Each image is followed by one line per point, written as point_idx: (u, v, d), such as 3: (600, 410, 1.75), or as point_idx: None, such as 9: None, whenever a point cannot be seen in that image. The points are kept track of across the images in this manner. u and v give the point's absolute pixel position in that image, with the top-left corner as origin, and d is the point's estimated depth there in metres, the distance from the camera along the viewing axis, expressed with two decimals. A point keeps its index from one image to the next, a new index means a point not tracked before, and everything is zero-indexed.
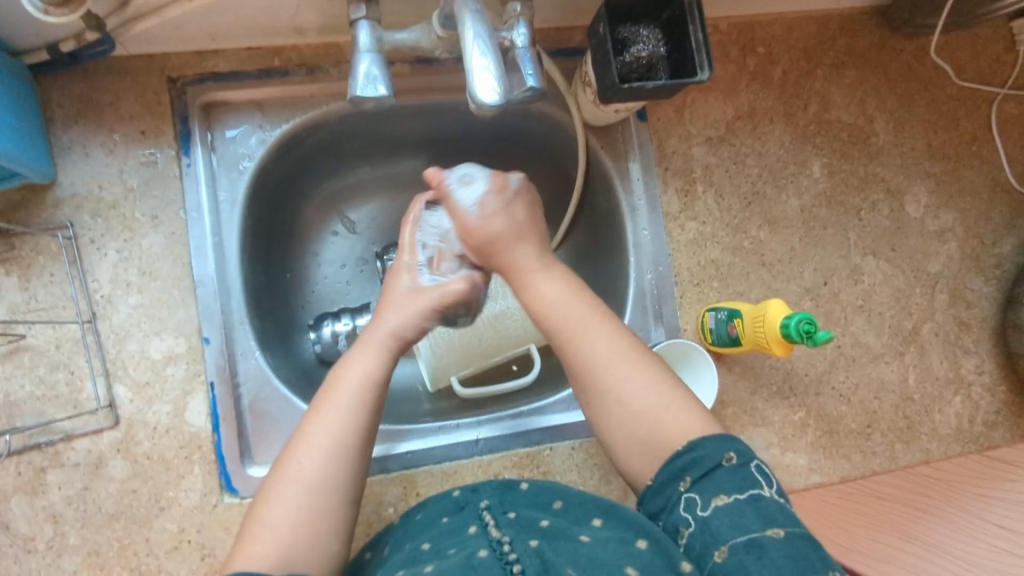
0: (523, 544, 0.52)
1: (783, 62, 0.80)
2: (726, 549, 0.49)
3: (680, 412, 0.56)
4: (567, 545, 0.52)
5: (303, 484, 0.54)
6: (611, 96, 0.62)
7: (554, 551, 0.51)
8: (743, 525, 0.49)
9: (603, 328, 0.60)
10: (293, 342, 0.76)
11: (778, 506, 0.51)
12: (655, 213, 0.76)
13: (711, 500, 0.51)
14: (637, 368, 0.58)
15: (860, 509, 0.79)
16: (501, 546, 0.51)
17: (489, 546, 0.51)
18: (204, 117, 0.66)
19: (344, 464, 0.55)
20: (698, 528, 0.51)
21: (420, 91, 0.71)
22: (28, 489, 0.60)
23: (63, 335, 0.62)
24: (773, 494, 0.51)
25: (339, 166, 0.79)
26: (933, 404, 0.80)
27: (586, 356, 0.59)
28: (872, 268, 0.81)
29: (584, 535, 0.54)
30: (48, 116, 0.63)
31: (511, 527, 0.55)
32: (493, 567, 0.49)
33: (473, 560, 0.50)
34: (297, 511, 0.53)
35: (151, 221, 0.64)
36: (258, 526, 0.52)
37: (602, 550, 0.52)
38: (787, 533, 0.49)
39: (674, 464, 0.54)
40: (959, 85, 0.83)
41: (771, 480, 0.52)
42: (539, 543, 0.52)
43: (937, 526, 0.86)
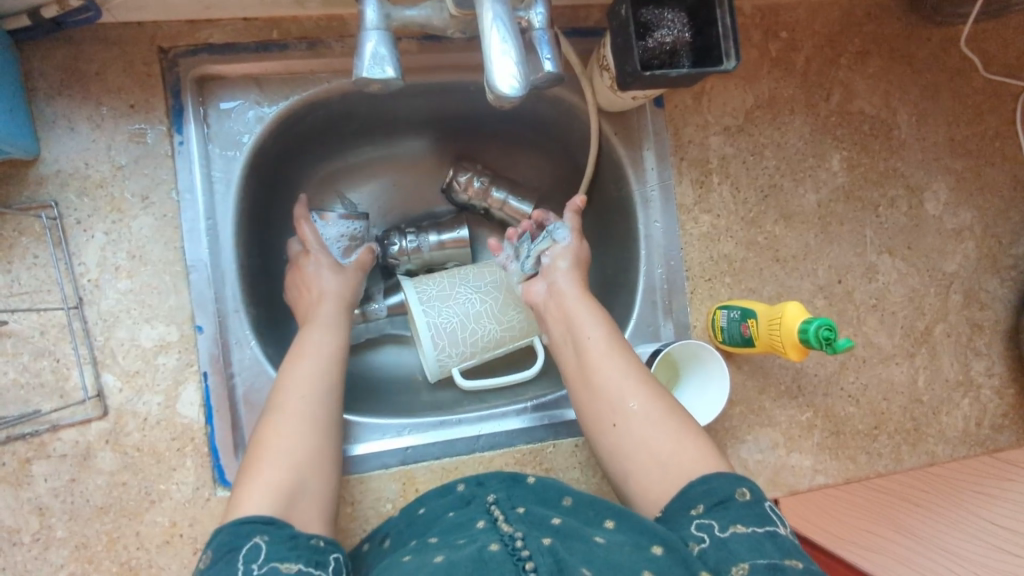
0: (536, 542, 0.49)
1: (807, 49, 0.76)
2: (745, 567, 0.48)
3: (692, 439, 0.56)
4: (581, 546, 0.49)
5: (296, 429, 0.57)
6: (631, 82, 0.58)
7: (567, 550, 0.49)
8: (762, 548, 0.48)
9: (623, 357, 0.60)
10: (289, 328, 0.73)
11: (793, 543, 0.50)
12: (668, 204, 0.73)
13: (730, 525, 0.50)
14: (652, 394, 0.59)
15: (858, 501, 0.74)
16: (514, 541, 0.49)
17: (500, 541, 0.49)
18: (197, 91, 0.63)
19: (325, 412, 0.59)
20: (714, 546, 0.49)
21: (427, 70, 0.67)
22: (12, 481, 0.58)
23: (47, 321, 0.59)
24: (787, 532, 0.51)
25: (338, 145, 0.76)
26: (941, 406, 0.79)
27: (608, 387, 0.59)
28: (888, 267, 0.78)
29: (599, 536, 0.51)
30: (31, 86, 0.59)
31: (522, 524, 0.52)
32: (504, 562, 0.46)
33: (484, 553, 0.47)
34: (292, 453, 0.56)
35: (142, 202, 0.61)
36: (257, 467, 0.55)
37: (618, 553, 0.49)
38: (804, 564, 0.48)
39: (688, 492, 0.53)
40: (985, 78, 0.80)
41: (785, 520, 0.52)
42: (552, 540, 0.49)
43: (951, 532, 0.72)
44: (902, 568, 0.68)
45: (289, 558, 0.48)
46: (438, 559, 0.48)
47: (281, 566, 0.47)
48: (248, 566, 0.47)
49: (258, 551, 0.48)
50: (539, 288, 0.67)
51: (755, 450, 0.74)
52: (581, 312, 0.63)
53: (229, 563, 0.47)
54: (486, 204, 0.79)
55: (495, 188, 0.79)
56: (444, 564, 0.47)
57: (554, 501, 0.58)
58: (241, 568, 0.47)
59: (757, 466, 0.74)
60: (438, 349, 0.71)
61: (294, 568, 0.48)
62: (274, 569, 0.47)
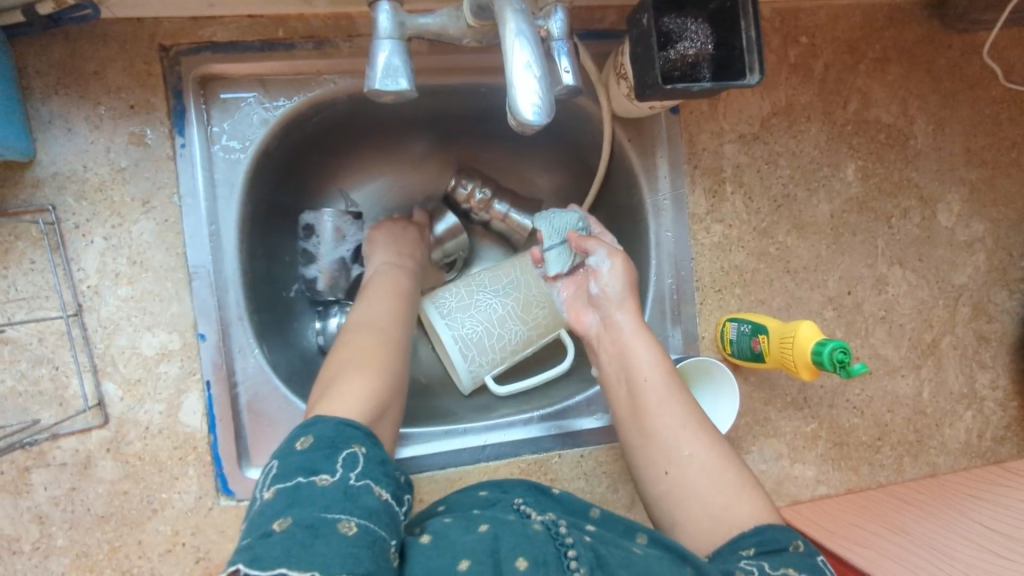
0: (578, 533, 0.50)
1: (826, 55, 0.74)
2: None
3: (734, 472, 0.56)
4: (619, 550, 0.50)
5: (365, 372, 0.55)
6: (650, 94, 0.56)
7: (607, 550, 0.49)
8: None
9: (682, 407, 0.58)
10: (292, 331, 0.72)
11: None
12: (680, 212, 0.72)
13: (781, 567, 0.49)
14: (709, 444, 0.57)
15: (854, 506, 0.73)
16: (558, 526, 0.50)
17: (543, 523, 0.51)
18: (199, 91, 0.61)
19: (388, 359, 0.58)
20: None
21: (437, 71, 0.65)
22: (12, 489, 0.57)
23: (46, 329, 0.58)
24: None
25: (343, 142, 0.74)
26: (944, 418, 0.79)
27: (667, 434, 0.58)
28: (898, 278, 0.78)
29: (635, 548, 0.51)
30: (25, 84, 0.57)
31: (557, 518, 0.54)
32: (547, 543, 0.48)
33: (529, 531, 0.49)
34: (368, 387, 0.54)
35: (142, 206, 0.59)
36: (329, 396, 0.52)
37: (655, 564, 0.49)
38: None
39: (738, 541, 0.52)
40: (1004, 87, 0.79)
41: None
42: (592, 538, 0.50)
43: (944, 529, 0.68)
44: (895, 563, 0.64)
45: (381, 482, 0.46)
46: (483, 528, 0.49)
47: (374, 488, 0.45)
48: (345, 473, 0.45)
49: (355, 463, 0.46)
50: (591, 318, 0.64)
51: (759, 461, 0.74)
52: (639, 346, 0.60)
53: (328, 462, 0.45)
54: (488, 216, 0.79)
55: (497, 201, 0.78)
56: (490, 535, 0.48)
57: (583, 511, 0.58)
58: (338, 472, 0.45)
59: (760, 476, 0.74)
60: (469, 359, 0.70)
61: (383, 497, 0.46)
62: (367, 487, 0.45)
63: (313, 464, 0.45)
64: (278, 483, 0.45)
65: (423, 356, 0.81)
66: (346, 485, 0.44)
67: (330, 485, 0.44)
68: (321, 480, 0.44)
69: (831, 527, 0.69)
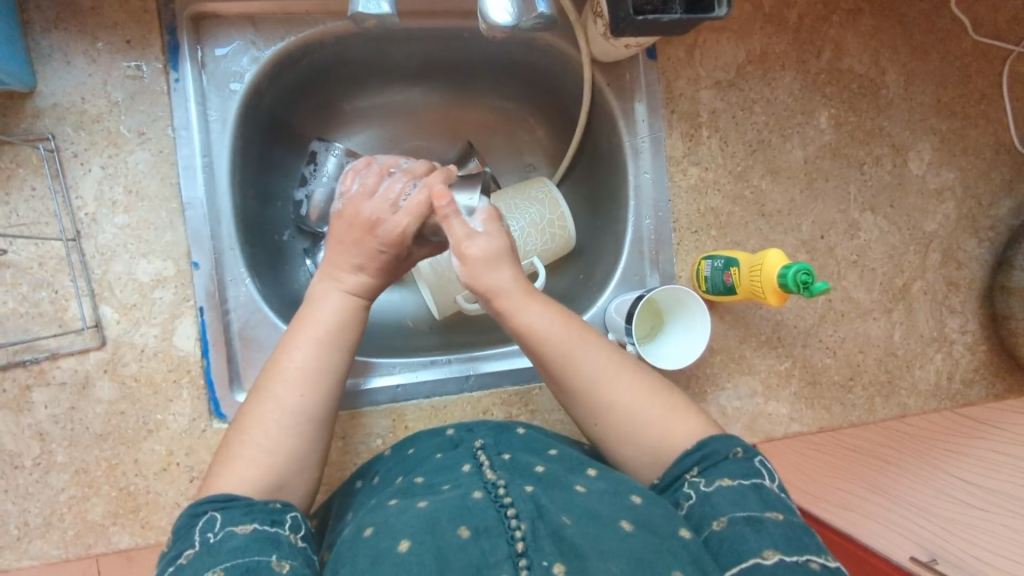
0: (517, 488, 0.51)
1: (800, 6, 0.77)
2: (724, 519, 0.51)
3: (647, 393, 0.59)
4: (562, 494, 0.52)
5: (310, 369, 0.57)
6: (624, 27, 0.60)
7: (549, 498, 0.51)
8: (743, 502, 0.51)
9: (590, 345, 0.60)
10: (284, 271, 0.74)
11: (779, 496, 0.53)
12: (658, 155, 0.74)
13: (717, 479, 0.53)
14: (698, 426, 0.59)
15: (832, 460, 0.77)
16: (496, 488, 0.51)
17: (483, 488, 0.51)
18: (193, 29, 0.63)
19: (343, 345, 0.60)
20: (699, 500, 0.53)
21: (420, 14, 0.68)
22: (14, 406, 0.60)
23: (46, 253, 0.60)
24: (774, 487, 0.54)
25: (334, 88, 0.77)
26: (914, 359, 0.81)
27: (593, 389, 0.59)
28: (869, 224, 0.80)
29: (580, 485, 0.54)
30: (27, 18, 0.60)
31: (506, 469, 0.55)
32: (487, 508, 0.49)
33: (468, 499, 0.50)
34: (309, 396, 0.57)
35: (138, 138, 0.62)
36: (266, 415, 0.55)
37: (598, 502, 0.51)
38: (786, 517, 0.51)
39: (684, 462, 0.56)
40: (974, 40, 0.81)
41: (774, 475, 0.55)
42: (534, 488, 0.52)
43: (916, 482, 0.74)
44: (874, 525, 0.71)
45: (244, 519, 0.48)
46: (421, 504, 0.50)
47: (235, 528, 0.47)
48: (204, 536, 0.47)
49: (214, 522, 0.48)
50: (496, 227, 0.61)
51: (734, 398, 0.77)
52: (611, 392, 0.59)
53: (185, 538, 0.47)
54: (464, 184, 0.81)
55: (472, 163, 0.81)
56: (428, 508, 0.49)
57: (540, 449, 0.60)
58: (197, 539, 0.47)
59: (735, 412, 0.76)
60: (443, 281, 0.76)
61: (248, 530, 0.47)
62: (228, 534, 0.47)
63: (180, 548, 0.47)
64: None
65: (411, 301, 0.84)
66: (206, 545, 0.46)
67: (191, 556, 0.46)
68: (183, 556, 0.46)
69: (813, 489, 0.76)
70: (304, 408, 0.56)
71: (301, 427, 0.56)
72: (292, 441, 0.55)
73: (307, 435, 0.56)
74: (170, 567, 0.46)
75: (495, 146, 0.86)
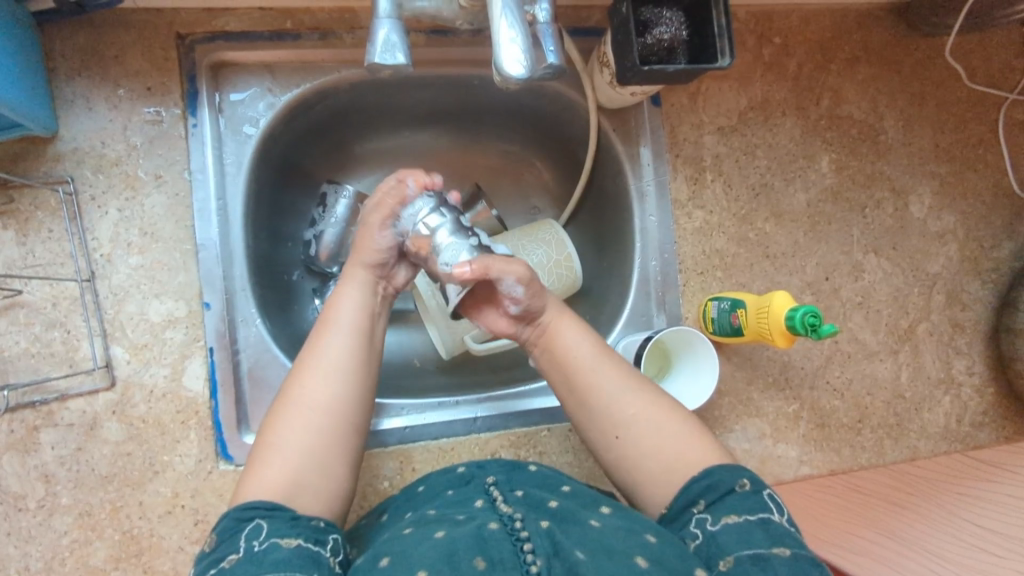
0: (533, 524, 0.51)
1: (798, 55, 0.80)
2: (731, 560, 0.50)
3: (662, 410, 0.60)
4: (576, 530, 0.52)
5: (336, 358, 0.58)
6: (631, 77, 0.62)
7: (564, 533, 0.51)
8: (751, 539, 0.51)
9: (615, 373, 0.62)
10: (293, 311, 0.75)
11: (787, 531, 0.52)
12: (663, 199, 0.76)
13: (722, 517, 0.53)
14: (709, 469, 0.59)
15: (839, 501, 0.79)
16: (513, 521, 0.51)
17: (499, 520, 0.51)
18: (212, 77, 0.65)
19: (363, 337, 0.61)
20: (705, 541, 0.52)
21: (432, 62, 0.70)
22: (21, 447, 0.59)
23: (60, 293, 0.61)
24: (783, 521, 0.53)
25: (346, 134, 0.79)
26: (923, 402, 0.81)
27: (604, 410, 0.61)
28: (873, 266, 0.81)
29: (594, 521, 0.53)
30: (52, 67, 0.62)
31: (520, 504, 0.55)
32: (503, 540, 0.49)
33: (484, 531, 0.50)
34: (330, 383, 0.57)
35: (155, 181, 0.63)
36: (289, 404, 0.56)
37: (612, 537, 0.51)
38: (794, 552, 0.50)
39: (690, 489, 0.56)
40: (970, 88, 0.83)
41: (783, 509, 0.54)
42: (549, 524, 0.51)
43: (924, 526, 0.81)
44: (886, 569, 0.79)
45: (290, 533, 0.50)
46: (439, 534, 0.50)
47: (280, 541, 0.49)
48: (249, 543, 0.49)
49: (260, 530, 0.50)
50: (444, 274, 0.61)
51: (743, 439, 0.76)
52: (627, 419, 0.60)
53: (231, 542, 0.49)
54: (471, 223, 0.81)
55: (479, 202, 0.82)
56: (445, 538, 0.49)
57: (554, 486, 0.60)
58: (242, 545, 0.49)
59: (744, 455, 0.76)
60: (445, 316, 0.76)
61: (293, 544, 0.49)
62: (274, 545, 0.48)
63: (226, 553, 0.49)
64: None
65: (417, 341, 0.84)
66: (251, 552, 0.48)
67: (235, 560, 0.47)
68: (227, 560, 0.48)
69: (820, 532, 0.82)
70: (332, 399, 0.57)
71: (323, 416, 0.56)
72: (315, 430, 0.56)
73: (329, 425, 0.56)
74: (214, 568, 0.48)
75: (502, 189, 0.88)
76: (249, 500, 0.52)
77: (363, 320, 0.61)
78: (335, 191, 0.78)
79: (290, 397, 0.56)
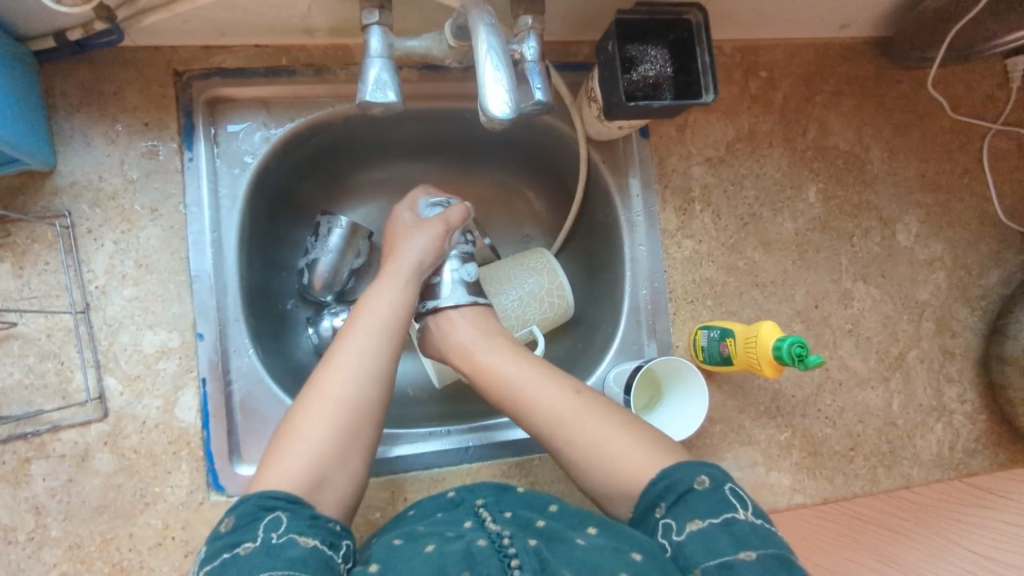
0: (522, 541, 0.52)
1: (784, 87, 0.81)
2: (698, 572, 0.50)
3: (603, 415, 0.62)
4: (564, 547, 0.52)
5: (365, 355, 0.61)
6: (617, 112, 0.63)
7: (551, 551, 0.52)
8: (715, 546, 0.50)
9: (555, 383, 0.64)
10: (287, 341, 0.76)
11: (752, 528, 0.52)
12: (653, 229, 0.77)
13: (686, 523, 0.53)
14: None
15: (840, 527, 0.81)
16: (502, 538, 0.52)
17: (487, 537, 0.52)
18: (208, 112, 0.67)
19: (393, 338, 0.63)
20: (673, 552, 0.52)
21: (424, 97, 0.72)
22: (12, 479, 0.59)
23: (54, 325, 0.62)
24: (748, 517, 0.53)
25: (340, 165, 0.80)
26: (915, 430, 0.81)
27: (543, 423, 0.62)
28: (862, 293, 0.82)
29: (581, 539, 0.54)
30: (51, 103, 0.64)
31: (509, 524, 0.56)
32: (490, 557, 0.50)
33: (472, 548, 0.51)
34: (360, 377, 0.59)
35: (151, 214, 0.65)
36: (320, 394, 0.58)
37: (599, 553, 0.51)
38: (759, 555, 0.49)
39: (650, 491, 0.56)
40: (953, 119, 0.85)
41: (747, 503, 0.54)
42: (537, 542, 0.53)
43: (922, 552, 0.86)
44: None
45: (308, 531, 0.50)
46: (429, 549, 0.51)
47: (298, 538, 0.49)
48: (267, 534, 0.49)
49: (279, 522, 0.50)
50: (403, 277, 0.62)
51: (735, 468, 0.76)
52: (593, 423, 0.61)
53: (249, 530, 0.50)
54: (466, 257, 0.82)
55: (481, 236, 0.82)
56: (435, 554, 0.50)
57: (542, 506, 0.60)
58: (260, 535, 0.49)
59: (736, 484, 0.76)
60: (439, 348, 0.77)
61: (310, 544, 0.49)
62: (291, 540, 0.49)
63: (242, 538, 0.49)
64: (205, 566, 0.48)
65: (411, 369, 0.84)
66: (268, 543, 0.48)
67: (251, 550, 0.48)
68: (243, 547, 0.48)
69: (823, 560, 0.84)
70: (355, 394, 0.58)
71: (351, 409, 0.58)
72: (336, 423, 0.57)
73: (353, 418, 0.58)
74: (227, 553, 0.48)
75: (495, 217, 0.89)
76: (271, 488, 0.53)
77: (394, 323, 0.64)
78: (330, 220, 0.77)
79: (316, 389, 0.58)
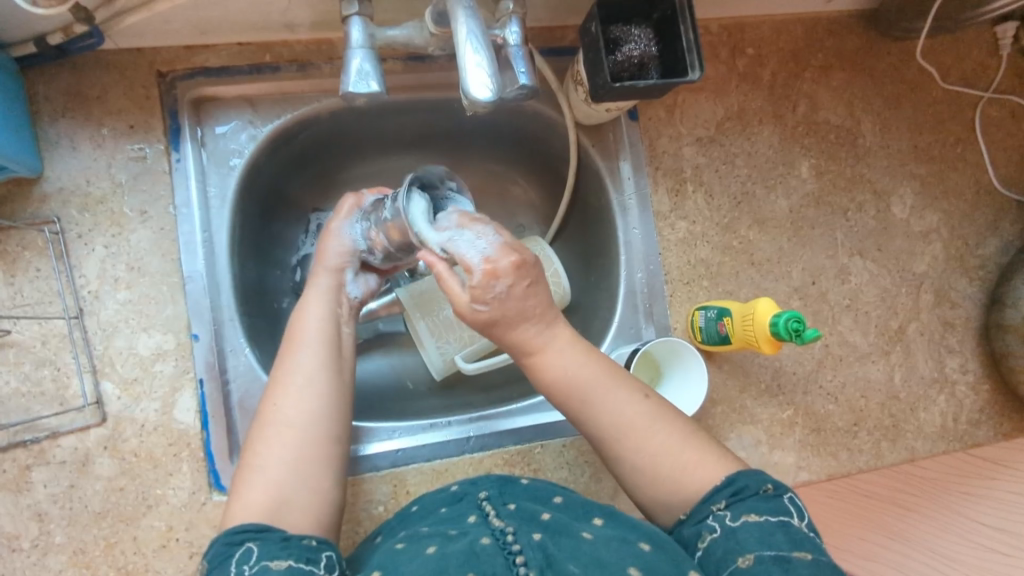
0: (526, 537, 0.52)
1: (772, 64, 0.81)
2: (750, 557, 0.50)
3: (663, 429, 0.59)
4: (569, 541, 0.52)
5: (307, 374, 0.59)
6: (603, 94, 0.63)
7: (556, 545, 0.51)
8: (771, 541, 0.51)
9: (616, 391, 0.59)
10: (282, 339, 0.75)
11: (807, 536, 0.52)
12: (646, 211, 0.76)
13: (742, 515, 0.53)
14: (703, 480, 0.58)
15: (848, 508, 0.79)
16: (505, 535, 0.52)
17: (491, 535, 0.52)
18: (194, 112, 0.67)
19: (334, 350, 0.61)
20: (723, 535, 0.52)
21: (410, 88, 0.72)
22: (13, 487, 0.59)
23: (48, 331, 0.62)
24: (802, 525, 0.53)
25: (330, 161, 0.80)
26: (918, 403, 0.80)
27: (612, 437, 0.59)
28: (859, 268, 0.81)
29: (586, 532, 0.54)
30: (35, 110, 0.63)
31: (513, 518, 0.55)
32: (495, 556, 0.49)
33: (476, 546, 0.50)
34: (304, 398, 0.58)
35: (140, 217, 0.64)
36: (267, 424, 0.56)
37: (604, 549, 0.51)
38: (815, 557, 0.50)
39: (715, 491, 0.55)
40: (945, 88, 0.84)
41: (803, 513, 0.54)
42: (541, 536, 0.52)
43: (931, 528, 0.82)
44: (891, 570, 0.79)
45: (280, 554, 0.49)
46: (431, 551, 0.51)
47: (270, 564, 0.48)
48: (239, 568, 0.48)
49: (250, 554, 0.49)
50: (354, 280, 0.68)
51: (738, 448, 0.76)
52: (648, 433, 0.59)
53: (222, 568, 0.48)
54: None
55: None
56: (437, 556, 0.49)
57: (545, 497, 0.60)
58: (232, 571, 0.48)
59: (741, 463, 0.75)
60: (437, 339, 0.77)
61: (282, 566, 0.48)
62: (263, 569, 0.47)
63: None
64: None
65: (410, 364, 0.84)
66: None
67: None
68: None
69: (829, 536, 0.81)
70: (305, 415, 0.57)
71: (302, 431, 0.56)
72: (293, 447, 0.56)
73: (307, 440, 0.56)
74: None
75: (487, 207, 0.88)
76: (240, 523, 0.51)
77: (328, 332, 0.62)
78: None
79: (265, 418, 0.57)
